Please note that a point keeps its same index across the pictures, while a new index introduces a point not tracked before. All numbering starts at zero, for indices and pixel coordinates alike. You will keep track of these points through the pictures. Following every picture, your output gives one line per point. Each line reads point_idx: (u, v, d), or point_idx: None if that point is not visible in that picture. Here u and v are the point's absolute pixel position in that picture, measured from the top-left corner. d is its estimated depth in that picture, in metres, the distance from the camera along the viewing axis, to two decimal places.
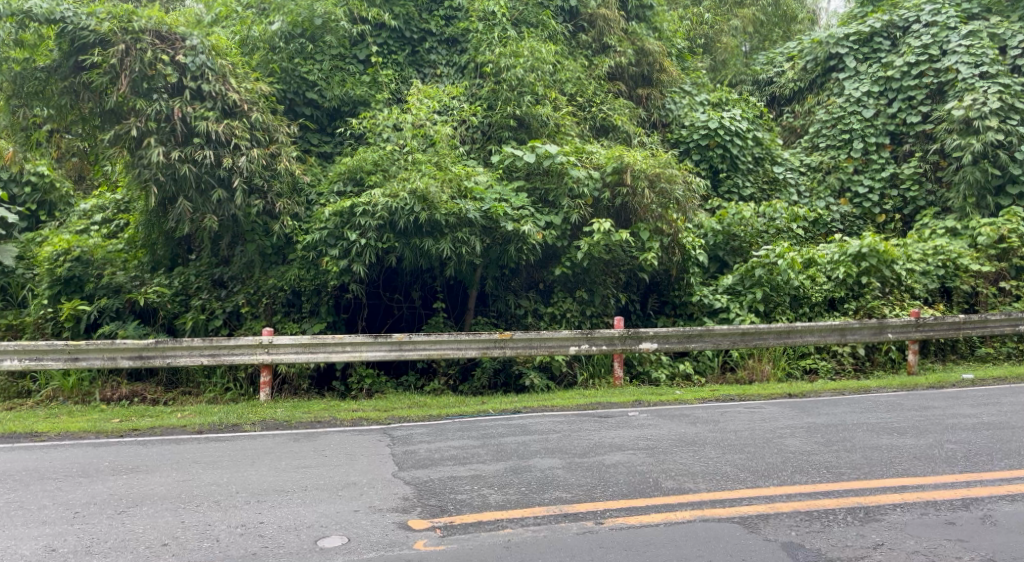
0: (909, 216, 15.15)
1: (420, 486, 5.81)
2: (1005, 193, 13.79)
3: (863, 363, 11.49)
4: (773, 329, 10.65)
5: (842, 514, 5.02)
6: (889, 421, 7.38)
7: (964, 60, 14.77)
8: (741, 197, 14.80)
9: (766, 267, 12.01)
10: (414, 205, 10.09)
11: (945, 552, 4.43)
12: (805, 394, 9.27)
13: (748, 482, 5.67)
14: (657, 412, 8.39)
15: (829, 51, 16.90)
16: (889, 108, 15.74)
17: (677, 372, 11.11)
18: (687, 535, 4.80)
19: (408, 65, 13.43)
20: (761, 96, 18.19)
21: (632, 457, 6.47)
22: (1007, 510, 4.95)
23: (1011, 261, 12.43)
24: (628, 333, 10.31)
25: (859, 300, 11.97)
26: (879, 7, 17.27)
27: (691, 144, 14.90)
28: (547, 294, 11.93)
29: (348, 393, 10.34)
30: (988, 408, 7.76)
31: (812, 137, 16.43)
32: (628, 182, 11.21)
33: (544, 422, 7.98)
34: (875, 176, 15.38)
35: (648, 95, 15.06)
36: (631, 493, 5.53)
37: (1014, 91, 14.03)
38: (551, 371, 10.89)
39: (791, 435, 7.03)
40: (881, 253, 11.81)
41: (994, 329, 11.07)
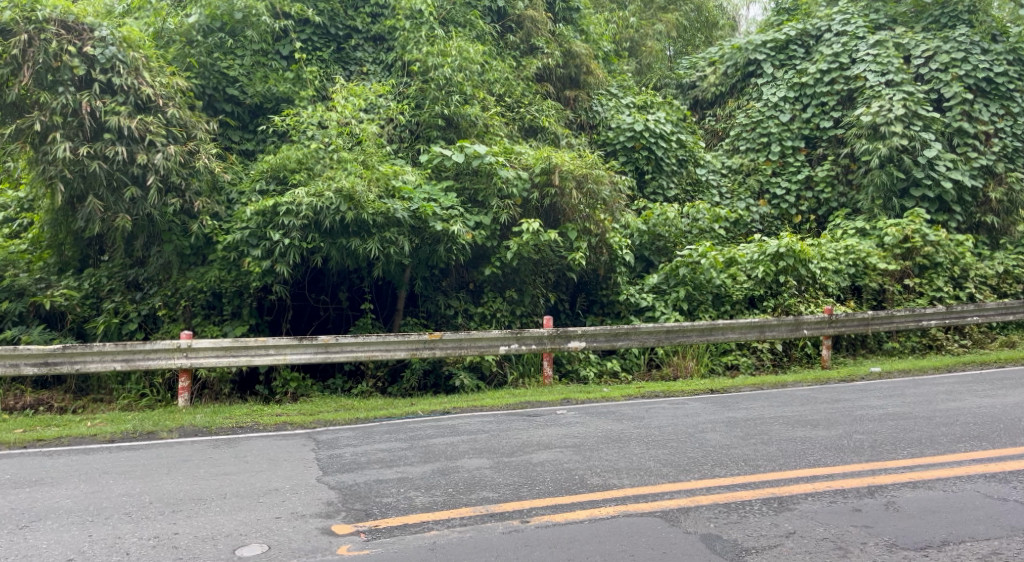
0: (823, 216, 15.74)
1: (346, 490, 5.73)
2: (910, 196, 14.49)
3: (782, 359, 11.88)
4: (696, 327, 10.89)
5: (758, 505, 5.18)
6: (804, 414, 7.65)
7: (871, 68, 15.45)
8: (666, 198, 15.13)
9: (690, 266, 12.32)
10: (339, 205, 9.93)
11: (851, 538, 4.62)
12: (726, 389, 9.54)
13: (671, 477, 5.79)
14: (585, 410, 8.48)
15: (748, 57, 17.43)
16: (804, 112, 16.33)
17: (605, 370, 11.27)
18: (610, 531, 4.87)
19: (333, 62, 13.24)
20: (685, 99, 18.63)
21: (559, 455, 6.52)
22: (909, 496, 5.19)
23: (914, 260, 13.09)
24: (557, 332, 10.41)
25: (778, 298, 12.37)
26: (795, 15, 17.91)
27: (617, 146, 15.14)
28: (476, 294, 11.92)
29: (272, 397, 10.10)
30: (894, 400, 8.14)
31: (732, 140, 16.92)
32: (556, 182, 11.33)
33: (473, 423, 7.97)
34: (792, 178, 15.93)
35: (575, 97, 15.21)
36: (557, 491, 5.58)
37: (917, 98, 14.74)
38: (481, 371, 10.89)
39: (712, 430, 7.22)
40: (798, 253, 12.25)
41: (900, 324, 11.58)
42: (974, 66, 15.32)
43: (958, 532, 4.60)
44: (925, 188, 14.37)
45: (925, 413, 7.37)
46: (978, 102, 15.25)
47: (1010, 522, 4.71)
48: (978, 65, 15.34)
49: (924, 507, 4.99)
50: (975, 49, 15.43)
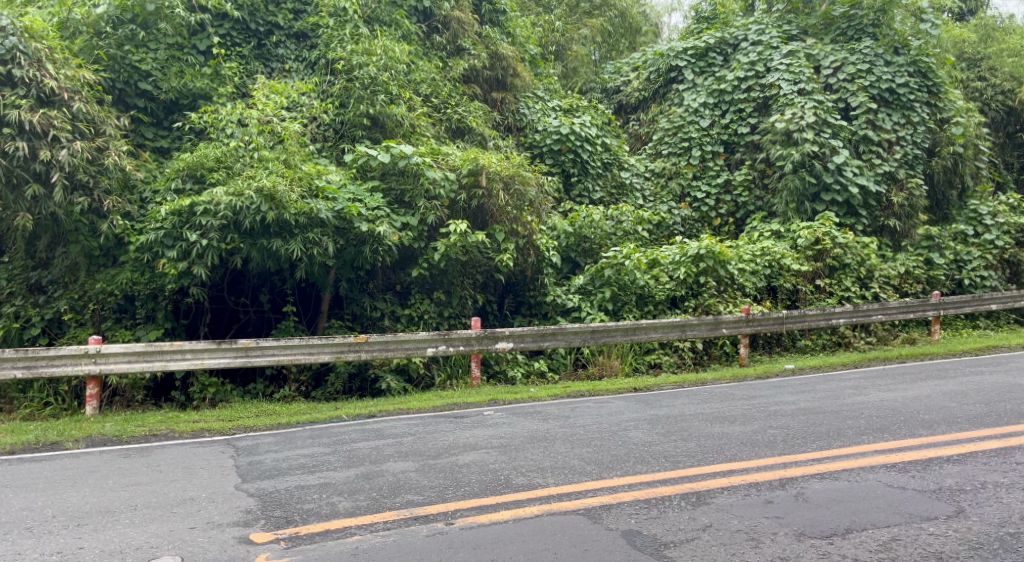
0: (741, 219, 16.22)
1: (265, 497, 5.59)
2: (821, 200, 15.11)
3: (702, 357, 12.20)
4: (621, 327, 11.07)
5: (677, 499, 5.30)
6: (722, 411, 7.87)
7: (785, 77, 16.01)
8: (591, 201, 15.33)
9: (614, 268, 12.50)
10: (260, 204, 9.68)
11: (763, 529, 4.78)
12: (650, 388, 9.73)
13: (594, 474, 5.87)
14: (512, 410, 8.51)
15: (670, 64, 17.88)
16: (723, 118, 16.82)
17: (532, 370, 11.34)
18: (534, 530, 4.91)
19: (254, 58, 12.93)
20: (610, 104, 18.95)
21: (485, 456, 6.53)
22: (818, 487, 5.40)
23: (825, 261, 13.64)
24: (484, 333, 10.42)
25: (698, 298, 12.70)
26: (713, 24, 18.46)
27: (544, 149, 15.25)
28: (403, 296, 11.80)
29: (188, 403, 9.77)
30: (806, 395, 8.47)
31: (655, 144, 17.30)
32: (483, 184, 11.37)
33: (399, 426, 7.89)
34: (712, 182, 16.38)
35: (502, 99, 15.25)
36: (482, 492, 5.58)
37: (827, 107, 15.37)
38: (408, 374, 10.80)
39: (635, 427, 7.35)
40: (717, 254, 12.59)
41: (812, 323, 12.04)
42: (878, 77, 16.07)
43: (861, 520, 4.81)
44: (834, 193, 15.01)
45: (833, 407, 7.70)
46: (882, 111, 16.01)
47: (908, 509, 4.95)
48: (881, 76, 16.09)
49: (831, 497, 5.20)
50: (879, 61, 16.22)
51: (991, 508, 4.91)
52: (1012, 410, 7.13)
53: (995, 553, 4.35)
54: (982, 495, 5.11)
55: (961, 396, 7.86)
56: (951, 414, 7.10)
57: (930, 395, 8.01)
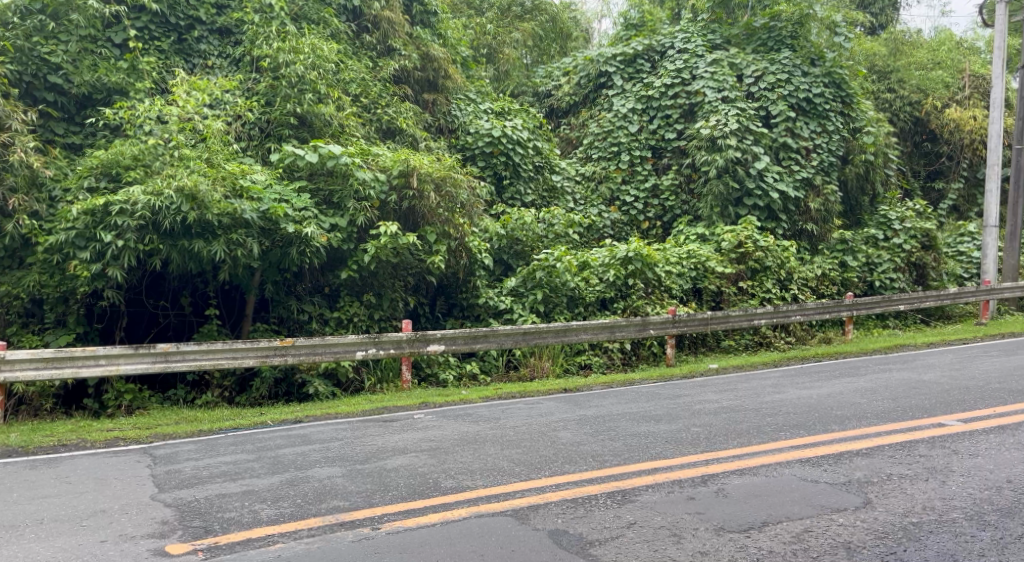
0: (668, 223, 16.56)
1: (183, 507, 5.41)
2: (743, 205, 15.58)
3: (630, 358, 12.39)
4: (552, 328, 11.14)
5: (603, 498, 5.36)
6: (649, 410, 7.99)
7: (710, 84, 16.45)
8: (523, 204, 15.38)
9: (546, 270, 12.59)
10: (180, 204, 9.37)
11: (685, 525, 4.87)
12: (579, 388, 9.82)
13: (522, 475, 5.89)
14: (442, 413, 8.47)
15: (600, 69, 18.11)
16: (651, 124, 17.13)
17: (464, 372, 11.32)
18: (461, 533, 4.89)
19: (173, 53, 12.53)
20: (542, 107, 19.08)
21: (413, 459, 6.48)
22: (738, 482, 5.55)
23: (747, 263, 14.04)
24: (416, 335, 10.33)
25: (627, 299, 12.90)
26: (641, 31, 18.67)
27: (476, 151, 15.22)
28: (332, 298, 11.60)
29: (102, 411, 9.37)
30: (729, 393, 8.70)
31: (586, 148, 17.49)
32: (414, 185, 11.28)
33: (326, 431, 7.75)
34: (640, 186, 16.65)
35: (433, 101, 15.16)
36: (410, 496, 5.53)
37: (749, 114, 15.93)
38: (337, 378, 10.64)
39: (564, 428, 7.40)
40: (645, 256, 12.90)
41: (735, 323, 12.34)
42: (796, 87, 16.69)
43: (777, 513, 4.96)
44: (755, 198, 15.51)
45: (754, 405, 7.91)
46: (800, 120, 16.60)
47: (821, 502, 5.13)
48: (799, 86, 16.71)
49: (750, 491, 5.35)
50: (796, 72, 16.86)
51: (896, 498, 5.13)
52: (917, 405, 7.48)
53: (899, 541, 4.54)
54: (888, 487, 5.33)
55: (871, 392, 8.20)
56: (862, 410, 7.40)
57: (843, 391, 8.34)
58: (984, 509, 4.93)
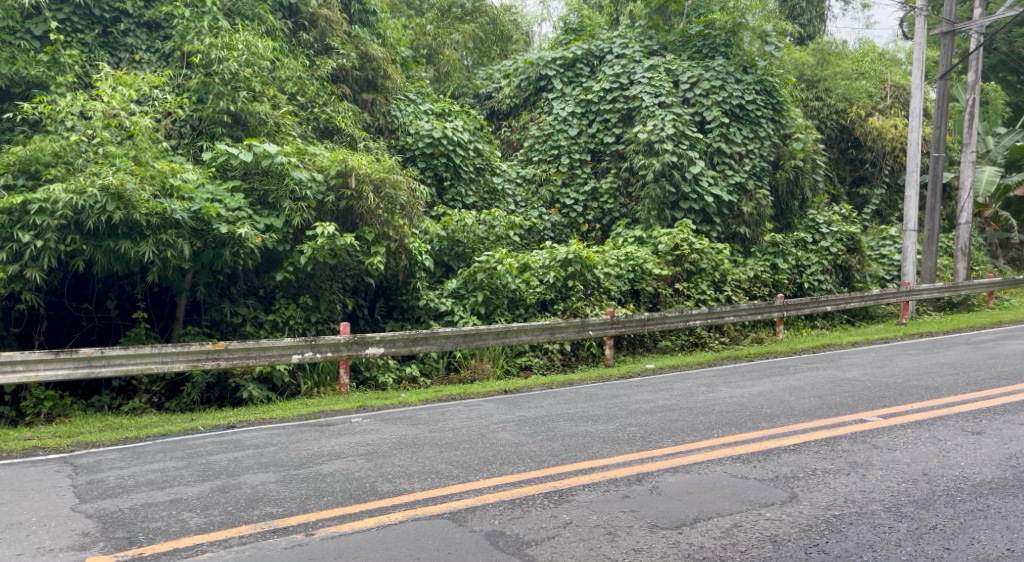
0: (607, 225, 16.75)
1: (106, 517, 5.22)
2: (679, 208, 15.86)
3: (570, 359, 12.48)
4: (492, 329, 11.13)
5: (540, 499, 5.38)
6: (587, 410, 8.05)
7: (647, 89, 16.74)
8: (464, 205, 15.34)
9: (487, 272, 12.54)
10: (106, 203, 9.03)
11: (620, 523, 4.93)
12: (519, 389, 9.84)
13: (460, 478, 5.87)
14: (380, 416, 8.38)
15: (540, 72, 18.22)
16: (590, 128, 17.31)
17: (404, 375, 11.22)
18: (397, 537, 4.84)
19: (98, 47, 12.11)
20: (482, 109, 19.09)
21: (349, 463, 6.39)
22: (672, 480, 5.64)
23: (683, 265, 14.31)
24: (354, 338, 10.19)
25: (567, 301, 13.01)
26: (580, 35, 18.84)
27: (416, 152, 15.11)
28: (267, 300, 11.36)
29: (21, 419, 8.95)
30: (665, 393, 8.85)
31: (526, 151, 17.54)
32: (352, 185, 11.17)
33: (260, 436, 7.58)
34: (579, 189, 16.80)
35: (372, 100, 14.94)
36: (345, 501, 5.45)
37: (684, 120, 16.28)
38: (272, 382, 10.42)
39: (503, 429, 7.41)
40: (584, 259, 13.04)
41: (672, 324, 12.55)
42: (730, 93, 17.07)
43: (708, 509, 5.06)
44: (691, 201, 15.80)
45: (688, 404, 8.06)
46: (733, 126, 17.01)
47: (750, 497, 5.25)
48: (732, 93, 17.09)
49: (683, 489, 5.44)
50: (730, 78, 17.24)
51: (820, 492, 5.29)
52: (841, 402, 7.74)
53: (822, 534, 4.68)
54: (813, 481, 5.49)
55: (798, 390, 8.46)
56: (790, 407, 7.62)
57: (773, 390, 8.57)
58: (901, 500, 5.12)
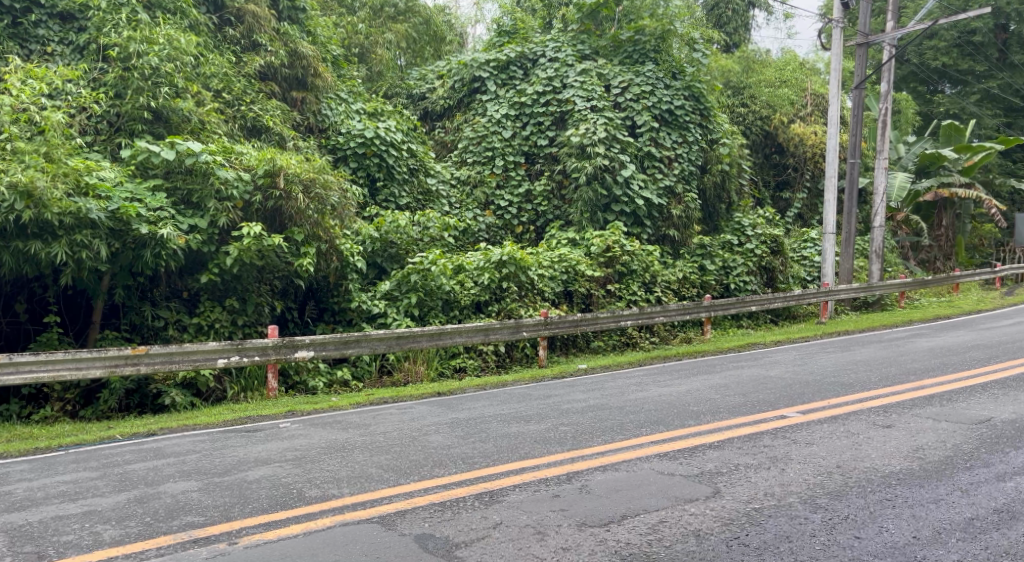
0: (541, 227, 16.85)
1: (14, 532, 4.97)
2: (611, 210, 16.07)
3: (504, 360, 12.49)
4: (426, 332, 11.04)
5: (470, 500, 5.36)
6: (519, 411, 8.07)
7: (579, 93, 16.94)
8: (397, 206, 15.18)
9: (421, 273, 12.43)
10: (14, 202, 8.59)
11: (549, 522, 4.95)
12: (452, 391, 9.78)
13: (390, 481, 5.80)
14: (309, 421, 8.21)
15: (473, 74, 18.21)
16: (523, 130, 17.40)
17: (335, 379, 11.04)
18: (324, 542, 4.75)
19: (7, 38, 11.55)
20: (416, 110, 18.95)
21: (276, 469, 6.24)
22: (601, 478, 5.69)
23: (615, 267, 14.50)
24: (282, 341, 9.98)
25: (501, 302, 13.03)
26: (514, 38, 18.88)
27: (347, 151, 14.89)
28: (191, 303, 11.01)
29: None
30: (596, 392, 8.94)
31: (460, 152, 17.40)
32: (281, 185, 10.91)
33: (182, 444, 7.34)
34: (513, 191, 16.85)
35: (303, 98, 14.65)
36: (271, 508, 5.32)
37: (616, 124, 16.49)
38: (196, 388, 10.11)
39: (435, 431, 7.35)
40: (518, 260, 13.08)
41: (603, 324, 12.70)
42: (659, 99, 17.42)
43: (636, 506, 5.13)
44: (622, 204, 16.03)
45: (618, 403, 8.16)
46: (662, 130, 17.33)
47: (676, 493, 5.35)
48: (662, 98, 17.45)
49: (611, 486, 5.50)
50: (659, 84, 17.60)
51: (741, 487, 5.42)
52: (764, 399, 7.96)
53: (742, 527, 4.80)
54: (735, 476, 5.63)
55: (724, 388, 8.66)
56: (715, 405, 7.80)
57: (701, 388, 8.75)
58: (817, 492, 5.30)
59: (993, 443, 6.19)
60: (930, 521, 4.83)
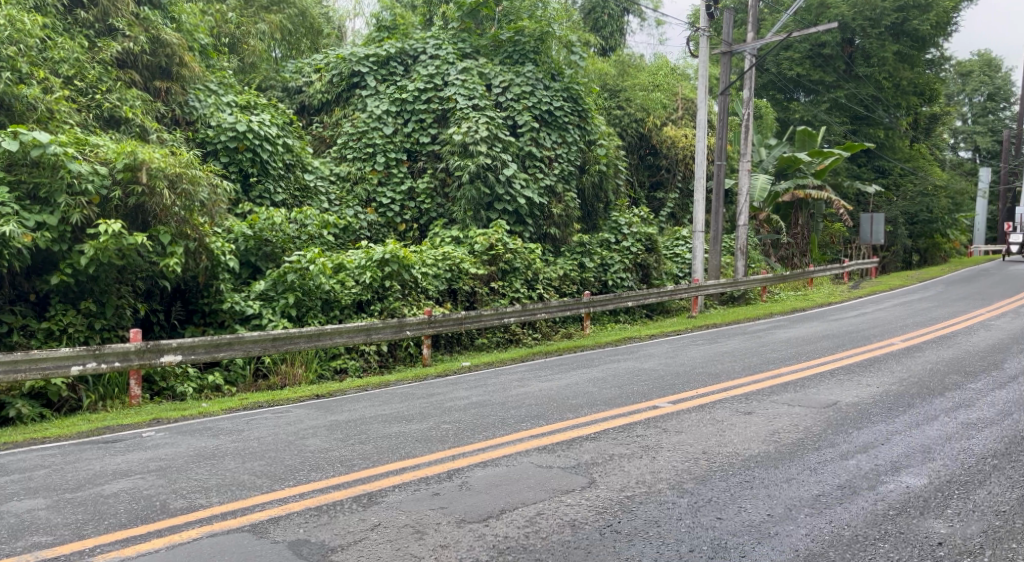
0: (424, 225, 16.72)
1: None
2: (494, 209, 16.12)
3: (387, 359, 12.30)
4: (303, 333, 10.71)
5: (348, 503, 5.23)
6: (401, 411, 7.97)
7: (460, 92, 16.97)
8: (272, 203, 14.67)
9: (298, 272, 12.06)
10: None
11: (428, 521, 4.90)
12: (331, 393, 9.52)
13: (264, 488, 5.58)
14: (176, 429, 7.77)
15: (352, 69, 17.80)
16: (405, 127, 17.21)
17: (206, 384, 10.52)
18: (189, 556, 4.51)
19: None
20: (292, 103, 18.36)
21: (138, 482, 5.86)
22: (481, 474, 5.69)
23: (498, 265, 14.58)
24: (146, 345, 9.41)
25: (383, 301, 12.84)
26: (394, 33, 18.61)
27: (218, 145, 14.28)
28: (40, 306, 10.15)
29: None
30: (478, 389, 8.96)
31: (339, 148, 16.99)
32: (143, 180, 10.19)
33: (28, 459, 6.77)
34: (395, 189, 16.59)
35: (167, 89, 13.89)
36: (130, 522, 5.01)
37: (497, 123, 16.60)
38: (46, 398, 9.34)
39: (312, 435, 7.13)
40: (401, 258, 12.91)
41: (486, 322, 12.76)
42: (539, 99, 17.71)
43: (514, 500, 5.17)
44: (505, 203, 16.14)
45: (500, 399, 8.20)
46: (543, 130, 17.60)
47: (553, 485, 5.43)
48: (542, 99, 17.77)
49: (491, 482, 5.52)
50: (539, 85, 17.91)
51: (615, 476, 5.57)
52: (639, 391, 8.22)
53: (615, 514, 4.93)
54: (609, 466, 5.77)
55: (602, 381, 8.88)
56: (593, 397, 7.98)
57: (580, 382, 8.93)
58: (684, 478, 5.51)
59: (839, 425, 6.65)
60: (784, 499, 5.13)
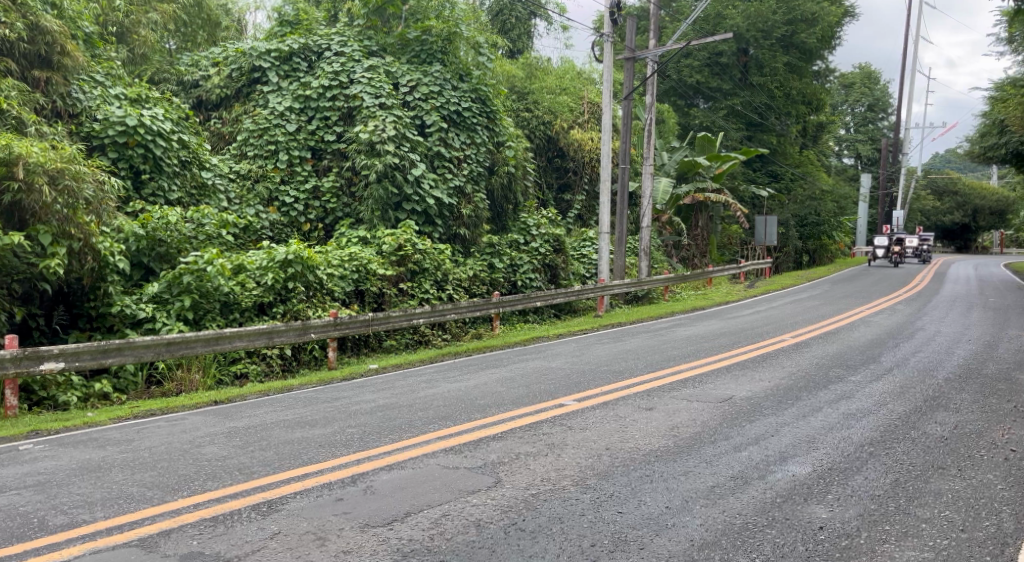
0: (330, 225, 16.37)
1: None
2: (402, 209, 15.96)
3: (291, 363, 11.98)
4: (201, 337, 10.28)
5: (246, 512, 5.06)
6: (304, 415, 7.76)
7: (367, 90, 16.69)
8: (167, 201, 14.12)
9: (194, 274, 11.62)
10: None
11: (330, 527, 4.80)
12: (230, 399, 9.19)
13: (156, 499, 5.33)
14: (58, 441, 7.31)
15: (253, 63, 17.31)
16: (309, 124, 16.81)
17: (92, 393, 9.95)
18: None
19: None
20: (187, 98, 17.62)
21: (14, 498, 5.49)
22: (385, 478, 5.61)
23: (406, 266, 14.43)
24: (24, 353, 8.82)
25: (287, 304, 12.49)
26: (296, 29, 18.12)
27: (105, 140, 13.57)
28: None
29: None
30: (385, 392, 8.84)
31: (240, 145, 16.46)
32: (19, 176, 9.54)
33: None
34: (299, 188, 16.19)
35: (47, 79, 12.90)
36: (4, 541, 4.69)
37: (404, 122, 16.48)
38: None
39: (209, 443, 6.86)
40: (305, 259, 12.66)
41: (395, 323, 12.61)
42: (446, 100, 17.66)
43: (419, 502, 5.12)
44: (413, 203, 16.01)
45: (407, 402, 8.12)
46: (451, 131, 17.57)
47: (459, 486, 5.41)
48: (449, 100, 17.73)
49: (396, 485, 5.45)
50: (446, 85, 17.86)
51: (521, 474, 5.59)
52: (545, 389, 8.30)
53: (519, 513, 4.95)
54: (515, 465, 5.79)
55: (510, 381, 8.91)
56: (500, 397, 8.00)
57: (488, 382, 8.94)
58: (587, 474, 5.59)
59: (733, 418, 6.91)
60: (682, 491, 5.28)
